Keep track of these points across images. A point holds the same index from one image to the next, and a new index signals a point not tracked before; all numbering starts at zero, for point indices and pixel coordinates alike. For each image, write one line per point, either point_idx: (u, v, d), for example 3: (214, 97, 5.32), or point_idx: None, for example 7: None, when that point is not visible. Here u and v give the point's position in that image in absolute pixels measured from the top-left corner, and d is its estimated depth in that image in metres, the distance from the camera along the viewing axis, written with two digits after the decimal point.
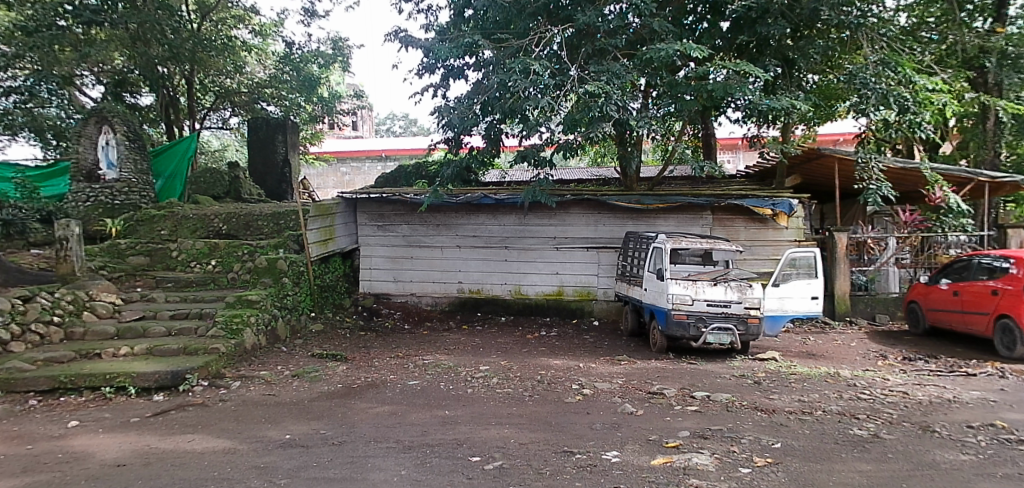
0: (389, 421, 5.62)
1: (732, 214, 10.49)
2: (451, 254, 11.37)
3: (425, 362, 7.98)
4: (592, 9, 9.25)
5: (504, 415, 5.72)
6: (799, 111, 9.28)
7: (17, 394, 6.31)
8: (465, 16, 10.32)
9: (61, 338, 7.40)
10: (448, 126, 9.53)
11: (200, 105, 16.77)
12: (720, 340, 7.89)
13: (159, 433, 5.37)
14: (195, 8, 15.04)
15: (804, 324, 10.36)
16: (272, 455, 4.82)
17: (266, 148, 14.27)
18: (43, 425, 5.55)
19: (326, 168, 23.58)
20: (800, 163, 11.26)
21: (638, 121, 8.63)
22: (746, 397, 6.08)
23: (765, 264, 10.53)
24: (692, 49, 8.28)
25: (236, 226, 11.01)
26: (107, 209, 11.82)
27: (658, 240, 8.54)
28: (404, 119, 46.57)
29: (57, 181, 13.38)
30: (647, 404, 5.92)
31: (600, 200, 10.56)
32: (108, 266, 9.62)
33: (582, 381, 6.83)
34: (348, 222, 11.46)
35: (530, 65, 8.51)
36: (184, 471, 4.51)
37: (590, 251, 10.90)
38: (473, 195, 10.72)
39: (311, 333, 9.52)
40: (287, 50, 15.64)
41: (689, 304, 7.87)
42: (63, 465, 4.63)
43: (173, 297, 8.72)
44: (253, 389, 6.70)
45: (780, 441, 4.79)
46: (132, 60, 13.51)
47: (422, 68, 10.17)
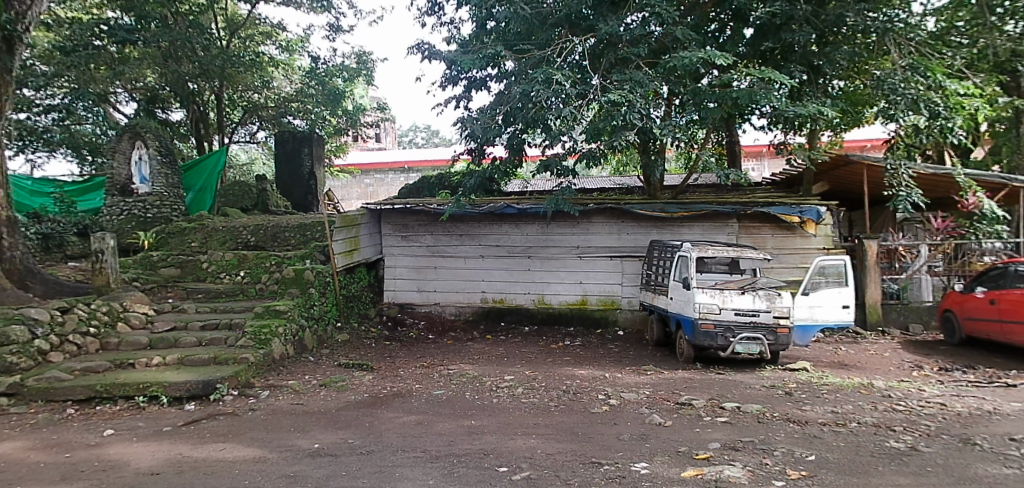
0: (415, 430, 5.65)
1: (760, 222, 10.38)
2: (474, 264, 11.41)
3: (450, 372, 8.01)
4: (614, 19, 9.29)
5: (530, 424, 5.72)
6: (827, 117, 9.15)
7: (55, 403, 6.48)
8: (488, 29, 10.39)
9: (97, 348, 7.59)
10: (470, 136, 9.65)
11: (229, 120, 17.11)
12: (749, 349, 7.79)
13: (191, 441, 5.46)
14: (224, 26, 15.53)
15: (834, 334, 10.18)
16: (302, 464, 4.87)
17: (292, 161, 14.51)
18: (80, 434, 5.69)
19: (350, 180, 23.83)
20: (828, 170, 11.08)
21: (661, 130, 8.61)
22: (777, 408, 5.97)
23: (794, 272, 10.37)
24: (716, 56, 8.27)
25: (264, 237, 11.19)
26: (140, 222, 12.12)
27: (683, 248, 8.49)
28: (427, 130, 47.05)
29: (93, 195, 13.71)
30: (675, 415, 5.86)
31: (623, 208, 10.54)
32: (141, 278, 9.85)
33: (609, 391, 6.80)
34: (372, 232, 11.60)
35: (552, 75, 8.52)
36: (217, 479, 4.58)
37: (613, 260, 10.86)
38: (496, 205, 10.75)
39: (337, 343, 9.62)
40: (313, 65, 15.87)
41: (717, 313, 7.79)
42: (100, 473, 4.73)
43: (203, 307, 8.87)
44: (281, 398, 6.80)
45: (814, 453, 4.70)
46: (163, 78, 13.88)
47: (445, 80, 10.31)
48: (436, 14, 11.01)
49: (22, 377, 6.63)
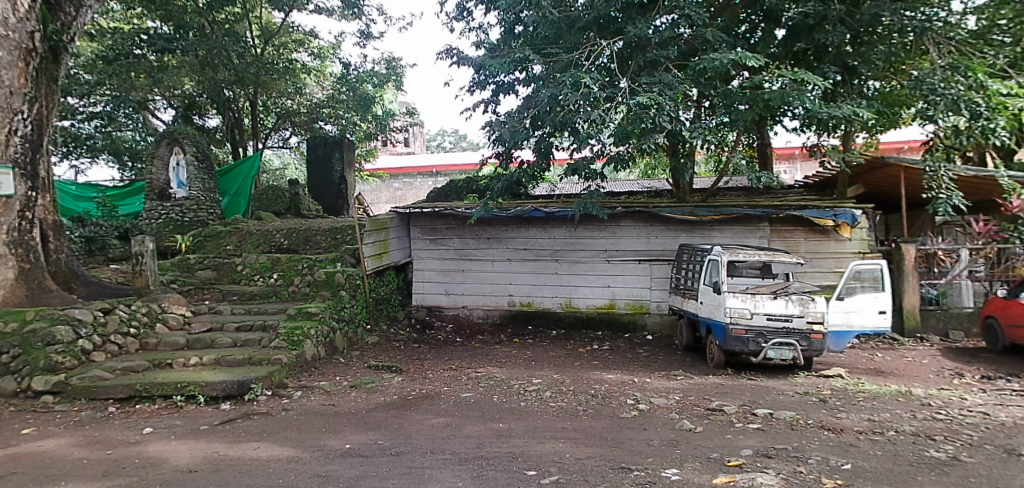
0: (444, 432, 5.69)
1: (792, 225, 10.21)
2: (502, 267, 11.44)
3: (478, 375, 8.06)
4: (643, 21, 9.23)
5: (559, 428, 5.71)
6: (863, 119, 8.96)
7: (98, 401, 6.69)
8: (516, 33, 10.46)
9: (136, 348, 7.81)
10: (499, 140, 9.72)
11: (263, 126, 17.46)
12: (782, 355, 7.66)
13: (227, 440, 5.58)
14: (258, 34, 15.81)
15: (870, 340, 9.95)
16: (334, 464, 4.94)
17: (323, 166, 14.74)
18: (121, 431, 5.86)
19: (379, 184, 24.12)
20: (863, 172, 10.83)
21: (691, 132, 8.53)
22: (812, 416, 5.86)
23: (828, 277, 10.18)
24: (747, 58, 8.17)
25: (296, 240, 11.39)
26: (178, 225, 12.45)
27: (713, 252, 8.40)
28: (454, 134, 47.43)
29: (134, 200, 14.16)
30: (706, 421, 5.79)
31: (652, 212, 10.45)
32: (179, 280, 10.10)
33: (638, 396, 6.76)
34: (401, 236, 11.71)
35: (580, 78, 8.55)
36: (251, 478, 4.68)
37: (642, 264, 10.78)
38: (523, 208, 10.73)
39: (367, 345, 9.74)
40: (344, 71, 16.08)
41: (748, 318, 7.68)
42: (140, 470, 4.87)
43: (238, 309, 9.07)
44: (313, 399, 6.92)
45: (850, 462, 4.61)
46: (200, 85, 14.24)
47: (473, 85, 10.38)
48: (464, 19, 11.10)
49: (67, 376, 6.86)
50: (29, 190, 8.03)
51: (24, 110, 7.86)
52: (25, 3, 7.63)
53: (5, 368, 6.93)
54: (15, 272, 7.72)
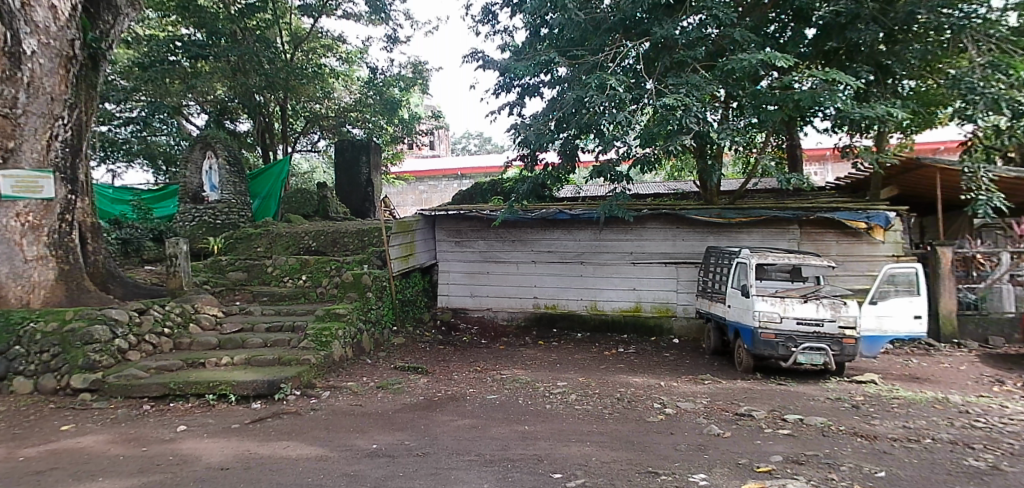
0: (470, 434, 5.71)
1: (824, 228, 10.03)
2: (527, 269, 11.45)
3: (503, 377, 8.07)
4: (669, 22, 9.14)
5: (584, 431, 5.69)
6: (897, 119, 8.76)
7: (134, 399, 6.85)
8: (541, 35, 10.46)
9: (170, 347, 7.99)
10: (523, 142, 9.71)
11: (292, 130, 17.71)
12: (813, 360, 7.52)
13: (258, 439, 5.68)
14: (288, 40, 16.03)
15: (905, 346, 9.72)
16: (361, 464, 4.99)
17: (350, 169, 14.91)
18: (156, 429, 6.00)
19: (405, 187, 24.29)
20: (898, 173, 10.56)
21: (719, 134, 8.45)
22: (844, 422, 5.74)
23: (860, 280, 9.96)
24: (777, 58, 8.05)
25: (324, 243, 11.53)
26: (210, 228, 12.74)
27: (742, 255, 8.30)
28: (479, 137, 47.55)
29: (167, 203, 14.47)
30: (735, 426, 5.71)
31: (679, 214, 10.36)
32: (211, 281, 10.31)
33: (664, 400, 6.70)
34: (427, 238, 11.79)
35: (606, 80, 8.52)
36: (281, 476, 4.75)
37: (668, 266, 10.69)
38: (548, 210, 10.72)
39: (393, 346, 9.82)
40: (371, 75, 16.26)
41: (778, 323, 7.55)
42: (174, 467, 4.97)
43: (268, 310, 9.22)
44: (341, 399, 7.00)
45: (884, 470, 4.51)
46: (233, 90, 14.53)
47: (498, 88, 10.41)
48: (490, 23, 11.15)
49: (104, 374, 7.05)
50: (68, 193, 8.27)
51: (64, 116, 8.10)
52: (66, 11, 7.85)
53: (46, 366, 7.12)
54: (55, 273, 7.98)
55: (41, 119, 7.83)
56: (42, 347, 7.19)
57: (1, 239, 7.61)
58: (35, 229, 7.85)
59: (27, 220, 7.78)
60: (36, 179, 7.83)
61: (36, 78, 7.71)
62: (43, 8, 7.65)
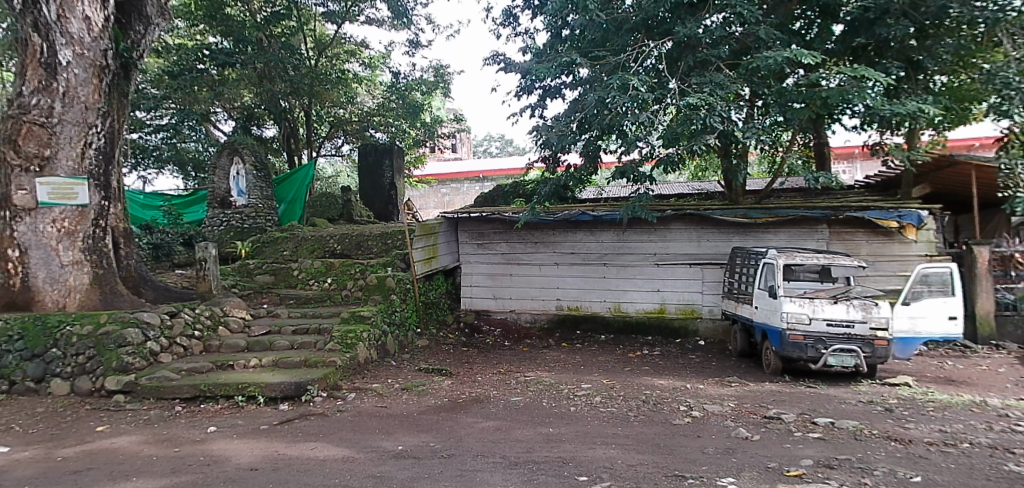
0: (495, 436, 5.71)
1: (853, 227, 9.85)
2: (550, 271, 11.42)
3: (527, 379, 8.06)
4: (692, 20, 9.06)
5: (609, 434, 5.65)
6: (929, 115, 8.55)
7: (166, 400, 6.98)
8: (562, 37, 10.36)
9: (200, 350, 8.13)
10: (545, 144, 9.66)
11: (317, 135, 17.92)
12: (843, 362, 7.37)
13: (286, 440, 5.75)
14: (313, 46, 16.26)
15: (939, 348, 9.49)
16: (387, 465, 5.02)
17: (374, 173, 15.05)
18: (187, 430, 6.10)
19: (427, 190, 24.40)
20: (928, 171, 10.36)
21: (744, 132, 8.36)
22: (876, 426, 5.62)
23: (892, 281, 9.77)
24: (804, 55, 7.93)
25: (348, 246, 11.64)
26: (238, 232, 12.95)
27: (769, 255, 8.19)
28: (501, 140, 47.63)
29: (197, 208, 14.76)
30: (763, 429, 5.62)
31: (703, 214, 10.24)
32: (239, 285, 10.49)
33: (690, 403, 6.63)
34: (449, 241, 11.84)
35: (629, 80, 8.48)
36: (309, 477, 4.80)
37: (692, 267, 10.58)
38: (570, 212, 10.69)
39: (417, 348, 9.87)
40: (394, 80, 16.42)
41: (807, 324, 7.43)
42: (205, 468, 5.06)
43: (294, 312, 9.34)
44: (367, 401, 7.05)
45: (920, 475, 4.40)
46: (259, 97, 14.77)
47: (519, 90, 10.41)
48: (511, 25, 11.16)
49: (137, 376, 7.20)
50: (102, 200, 8.47)
51: (98, 124, 8.30)
52: (99, 22, 8.07)
53: (81, 368, 7.30)
54: (90, 277, 8.16)
55: (76, 128, 8.04)
56: (77, 350, 7.37)
57: (39, 245, 7.86)
58: (70, 235, 8.07)
59: (63, 226, 8.02)
60: (72, 186, 8.05)
61: (71, 87, 7.93)
62: (78, 20, 7.88)
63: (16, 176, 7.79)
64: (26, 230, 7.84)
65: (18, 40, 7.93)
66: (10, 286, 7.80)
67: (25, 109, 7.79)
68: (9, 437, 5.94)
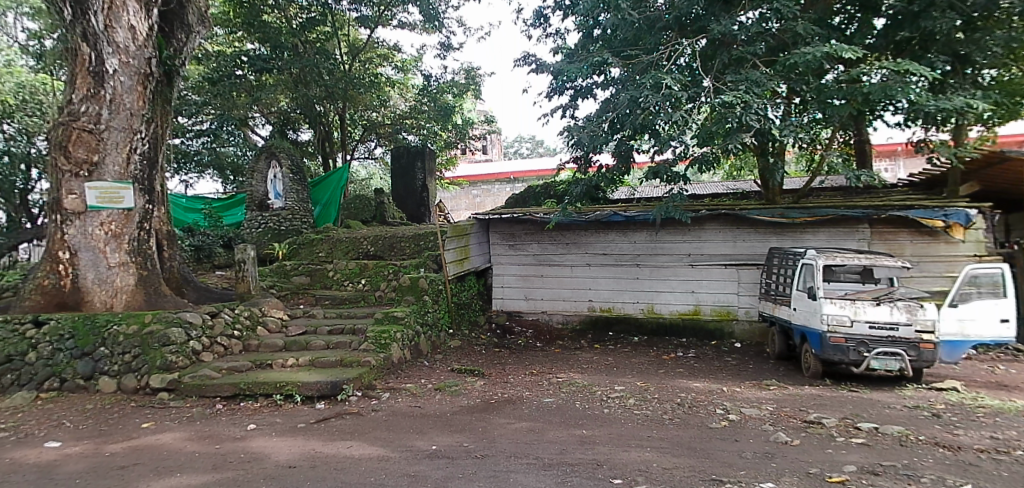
0: (527, 437, 5.70)
1: (896, 227, 9.57)
2: (582, 272, 11.36)
3: (560, 380, 8.03)
4: (727, 17, 8.91)
5: (644, 437, 5.59)
6: (977, 111, 8.24)
7: (207, 398, 7.16)
8: (594, 36, 10.21)
9: (240, 349, 8.32)
10: (577, 145, 9.57)
11: (351, 138, 18.16)
12: (887, 366, 7.16)
13: (323, 438, 5.84)
14: (347, 51, 16.49)
15: (989, 351, 9.14)
16: (422, 464, 5.06)
17: (407, 175, 15.19)
18: (228, 427, 6.25)
19: (459, 192, 24.54)
20: (980, 167, 9.95)
21: (781, 130, 8.18)
22: (923, 432, 5.44)
23: (938, 282, 9.46)
24: (843, 51, 7.76)
25: (382, 247, 11.78)
26: (276, 234, 13.19)
27: (808, 256, 8.01)
28: (531, 141, 47.66)
29: (235, 211, 15.08)
30: (803, 433, 5.49)
31: (739, 214, 10.05)
32: (277, 285, 10.72)
33: (727, 406, 6.52)
34: (481, 242, 11.87)
35: (661, 80, 8.40)
36: (346, 475, 4.87)
37: (728, 268, 10.41)
38: (603, 213, 10.62)
39: (449, 348, 9.93)
40: (425, 83, 16.53)
41: (848, 327, 7.24)
42: (245, 464, 5.17)
43: (330, 313, 9.49)
44: (401, 400, 7.12)
45: (970, 483, 4.25)
46: (295, 101, 15.05)
47: (551, 90, 10.39)
48: (542, 26, 11.14)
49: (180, 374, 7.40)
50: (146, 203, 8.73)
51: (142, 130, 8.55)
52: (143, 31, 8.34)
53: (127, 366, 7.53)
54: (135, 278, 8.42)
55: (122, 133, 8.30)
56: (124, 349, 7.61)
57: (87, 247, 8.14)
58: (117, 237, 8.34)
59: (109, 229, 8.28)
60: (118, 191, 8.32)
61: (118, 94, 8.20)
62: (123, 29, 8.14)
63: (66, 181, 8.09)
64: (76, 233, 8.13)
65: (68, 49, 8.25)
66: (61, 286, 8.12)
67: (75, 116, 8.08)
68: (61, 433, 6.17)
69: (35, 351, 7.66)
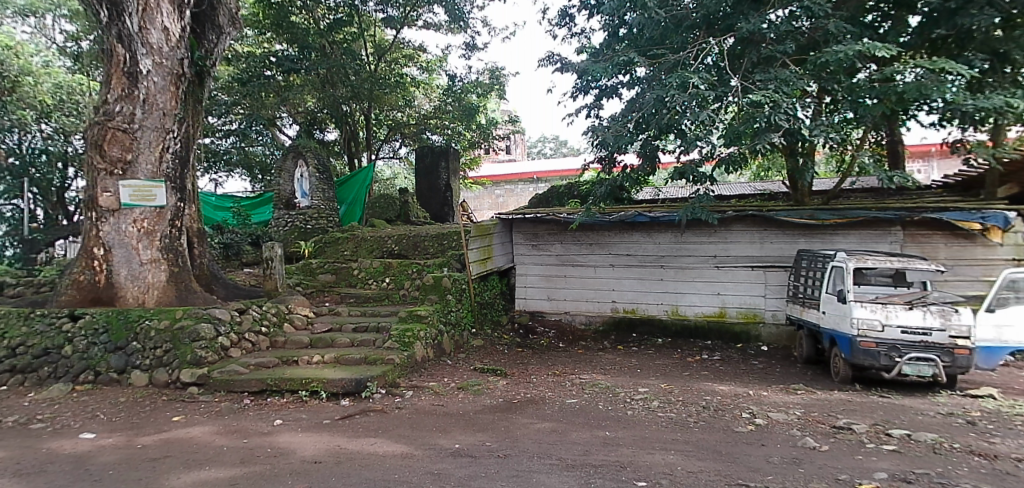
0: (550, 438, 5.68)
1: (930, 230, 9.35)
2: (605, 272, 11.30)
3: (582, 381, 8.01)
4: (756, 15, 8.79)
5: (668, 439, 5.54)
6: (1017, 110, 8.00)
7: (235, 393, 7.28)
8: (620, 35, 10.12)
9: (267, 345, 8.44)
10: (602, 145, 9.49)
11: (376, 138, 18.28)
12: (920, 371, 7.00)
13: (348, 435, 5.89)
14: (373, 52, 16.64)
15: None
16: (445, 462, 5.08)
17: (431, 175, 15.26)
18: (255, 422, 6.35)
19: (482, 191, 24.59)
20: (1018, 169, 9.67)
21: (811, 130, 8.02)
22: (958, 439, 5.29)
23: (974, 286, 9.22)
24: (876, 49, 7.62)
25: (406, 246, 11.85)
26: (301, 233, 13.35)
27: (838, 258, 7.86)
28: (555, 141, 47.61)
29: (263, 210, 15.35)
30: (832, 439, 5.39)
31: (767, 215, 9.90)
32: (303, 283, 10.86)
33: (754, 410, 6.42)
34: (504, 242, 11.89)
35: (688, 79, 8.32)
36: (370, 471, 4.91)
37: (755, 270, 10.27)
38: (627, 213, 10.54)
39: (472, 348, 9.95)
40: (450, 83, 16.62)
41: (879, 331, 7.08)
42: (272, 459, 5.24)
43: (355, 311, 9.56)
44: (424, 399, 7.16)
45: None
46: (322, 102, 15.25)
47: (576, 90, 10.35)
48: (567, 25, 11.11)
49: (209, 369, 7.53)
50: (178, 201, 8.90)
51: (175, 129, 8.72)
52: (176, 33, 8.51)
53: (159, 361, 7.69)
54: (166, 275, 8.60)
55: (155, 133, 8.48)
56: (155, 343, 7.77)
57: (121, 244, 8.34)
58: (149, 234, 8.51)
59: (142, 226, 8.46)
60: (150, 189, 8.49)
61: (151, 94, 8.37)
62: (157, 30, 8.32)
63: (102, 179, 8.30)
64: (110, 230, 8.34)
65: (105, 51, 8.47)
66: (96, 282, 8.35)
67: (110, 116, 8.29)
68: (95, 425, 6.32)
69: (71, 345, 7.87)
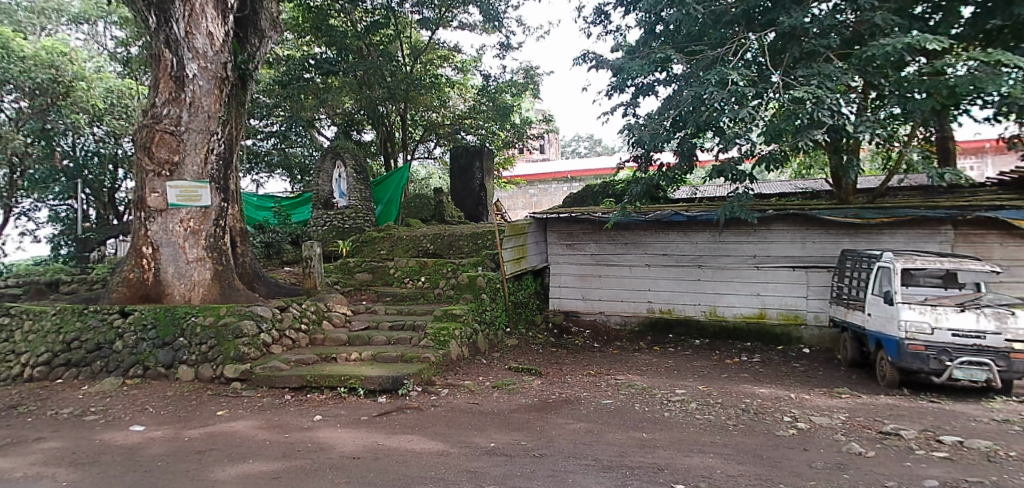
0: (586, 438, 5.66)
1: (983, 229, 8.98)
2: (641, 272, 11.17)
3: (618, 381, 7.94)
4: (799, 10, 8.60)
5: (707, 442, 5.46)
6: None
7: (277, 389, 7.44)
8: (656, 32, 9.98)
9: (307, 343, 8.61)
10: (638, 143, 9.38)
11: (412, 138, 18.44)
12: (972, 376, 6.73)
13: (385, 431, 5.96)
14: (408, 53, 16.77)
15: None
16: (481, 460, 5.10)
17: (465, 175, 15.35)
18: (296, 417, 6.48)
19: (516, 191, 24.60)
20: None
21: (856, 126, 7.80)
22: (1013, 447, 5.08)
23: None
24: (927, 41, 7.36)
25: (441, 246, 11.95)
26: (339, 232, 13.58)
27: (885, 259, 7.60)
28: (589, 140, 47.36)
29: (303, 209, 15.61)
30: (879, 445, 5.23)
31: (809, 214, 9.65)
32: (341, 282, 11.04)
33: (795, 413, 6.27)
34: (539, 241, 11.87)
35: (727, 75, 8.15)
36: (407, 468, 4.96)
37: (796, 270, 10.03)
38: (664, 213, 10.40)
39: (507, 347, 9.96)
40: (484, 83, 16.65)
41: (929, 334, 6.83)
42: (312, 454, 5.34)
43: (391, 309, 9.68)
44: (460, 397, 7.20)
45: None
46: (359, 103, 15.44)
47: (612, 88, 10.25)
48: (602, 23, 11.02)
49: (252, 365, 7.71)
50: (222, 201, 9.13)
51: (218, 132, 8.95)
52: (220, 37, 8.75)
53: (204, 356, 7.91)
54: (211, 273, 8.83)
55: (200, 135, 8.72)
56: (201, 340, 7.99)
57: (168, 243, 8.61)
58: (195, 234, 8.76)
59: (188, 226, 8.71)
60: (196, 189, 8.73)
61: (197, 98, 8.61)
62: (202, 35, 8.58)
63: (150, 180, 8.58)
64: (158, 229, 8.61)
65: (152, 56, 8.72)
66: (145, 280, 8.64)
67: (158, 119, 8.56)
68: (145, 418, 6.54)
69: (121, 340, 8.16)
